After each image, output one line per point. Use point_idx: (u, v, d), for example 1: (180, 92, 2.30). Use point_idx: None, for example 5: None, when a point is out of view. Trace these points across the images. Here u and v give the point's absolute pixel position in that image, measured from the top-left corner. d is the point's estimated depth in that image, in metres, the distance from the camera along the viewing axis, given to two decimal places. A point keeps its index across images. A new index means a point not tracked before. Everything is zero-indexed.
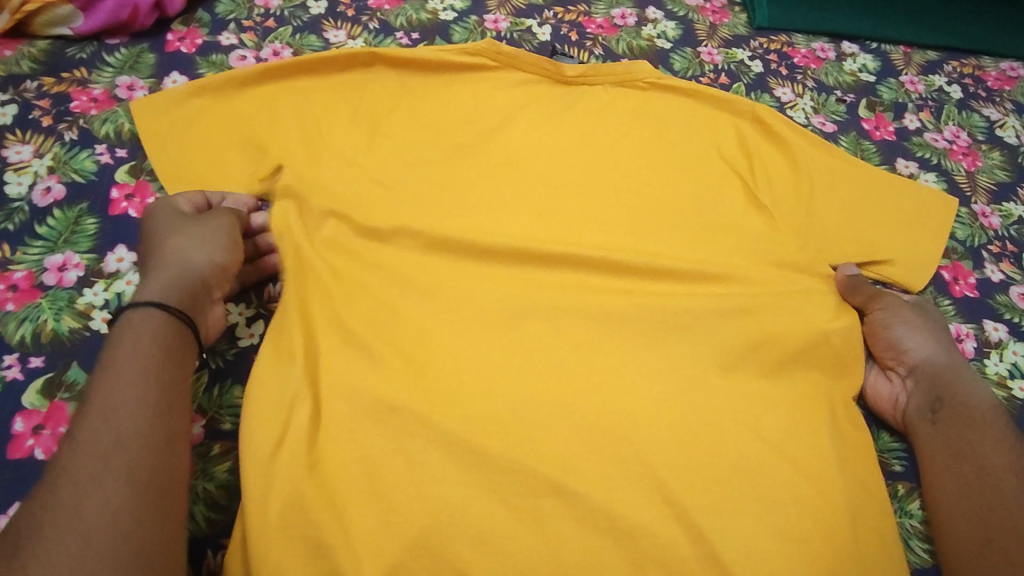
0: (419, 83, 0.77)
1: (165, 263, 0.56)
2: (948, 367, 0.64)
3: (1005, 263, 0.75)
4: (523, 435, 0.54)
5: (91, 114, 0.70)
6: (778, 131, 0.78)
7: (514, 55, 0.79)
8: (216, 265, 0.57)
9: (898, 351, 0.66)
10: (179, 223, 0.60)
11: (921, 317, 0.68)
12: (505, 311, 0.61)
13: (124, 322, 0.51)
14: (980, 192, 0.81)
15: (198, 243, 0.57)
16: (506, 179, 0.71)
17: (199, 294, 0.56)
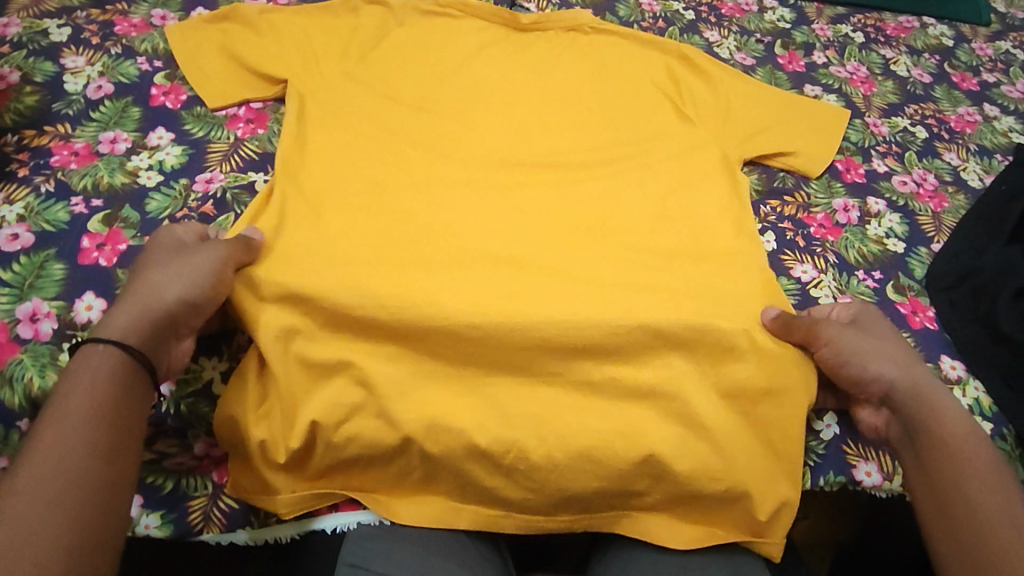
0: (402, 15, 0.92)
1: (137, 293, 0.58)
2: (912, 388, 0.64)
3: (890, 159, 0.91)
4: (484, 269, 0.70)
5: (131, 36, 0.85)
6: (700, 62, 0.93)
7: (476, 8, 0.95)
8: (189, 303, 0.60)
9: (861, 386, 0.66)
10: (165, 255, 0.62)
11: (865, 339, 0.67)
12: (473, 184, 0.77)
13: (83, 357, 0.53)
14: (872, 109, 0.97)
15: (170, 275, 0.60)
16: (475, 87, 0.86)
17: (163, 328, 0.58)
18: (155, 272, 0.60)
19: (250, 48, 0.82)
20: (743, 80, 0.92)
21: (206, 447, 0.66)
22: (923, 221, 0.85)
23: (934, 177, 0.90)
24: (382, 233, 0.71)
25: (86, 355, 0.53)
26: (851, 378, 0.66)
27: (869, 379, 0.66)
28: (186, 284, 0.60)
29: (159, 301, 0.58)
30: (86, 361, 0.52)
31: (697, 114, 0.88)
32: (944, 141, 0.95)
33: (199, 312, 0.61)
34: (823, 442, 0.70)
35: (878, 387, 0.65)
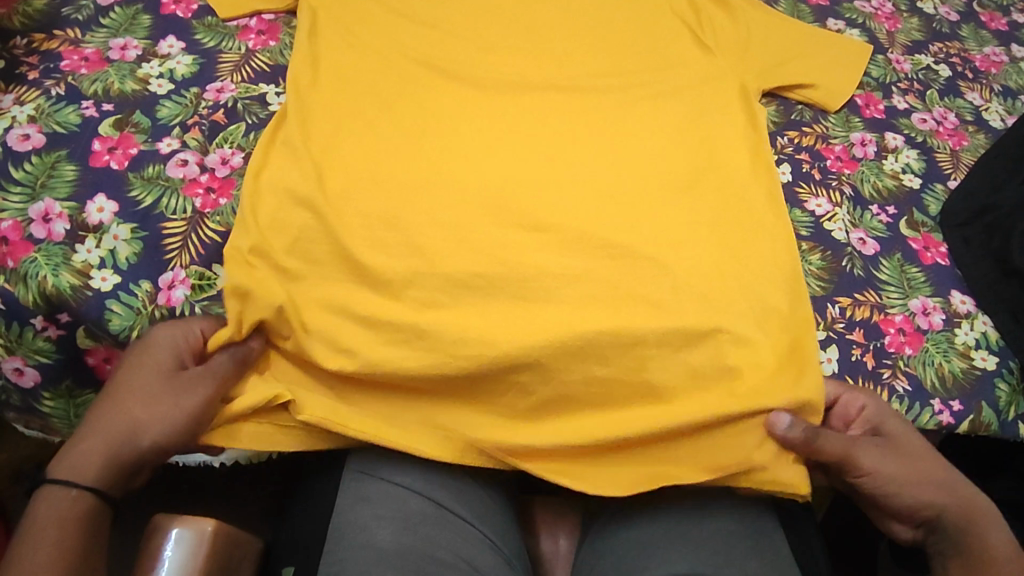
0: None
1: (112, 429, 0.56)
2: (961, 510, 0.62)
3: (911, 96, 0.89)
4: (496, 186, 0.70)
5: None
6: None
7: None
8: (165, 440, 0.56)
9: (908, 511, 0.62)
10: (153, 373, 0.57)
11: (911, 461, 0.62)
12: (485, 103, 0.76)
13: (45, 506, 0.53)
14: (896, 46, 0.95)
15: (154, 416, 0.56)
16: (490, 8, 0.84)
17: (129, 467, 0.56)
18: (143, 399, 0.56)
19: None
20: (763, 11, 0.90)
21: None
22: (941, 158, 0.83)
23: (954, 116, 0.88)
24: (392, 146, 0.70)
25: (43, 505, 0.53)
26: (899, 502, 0.62)
27: (918, 502, 0.62)
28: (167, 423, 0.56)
29: (131, 440, 0.56)
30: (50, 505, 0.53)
31: (717, 42, 0.86)
32: (968, 80, 0.93)
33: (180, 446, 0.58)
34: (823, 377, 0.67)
35: (926, 509, 0.62)
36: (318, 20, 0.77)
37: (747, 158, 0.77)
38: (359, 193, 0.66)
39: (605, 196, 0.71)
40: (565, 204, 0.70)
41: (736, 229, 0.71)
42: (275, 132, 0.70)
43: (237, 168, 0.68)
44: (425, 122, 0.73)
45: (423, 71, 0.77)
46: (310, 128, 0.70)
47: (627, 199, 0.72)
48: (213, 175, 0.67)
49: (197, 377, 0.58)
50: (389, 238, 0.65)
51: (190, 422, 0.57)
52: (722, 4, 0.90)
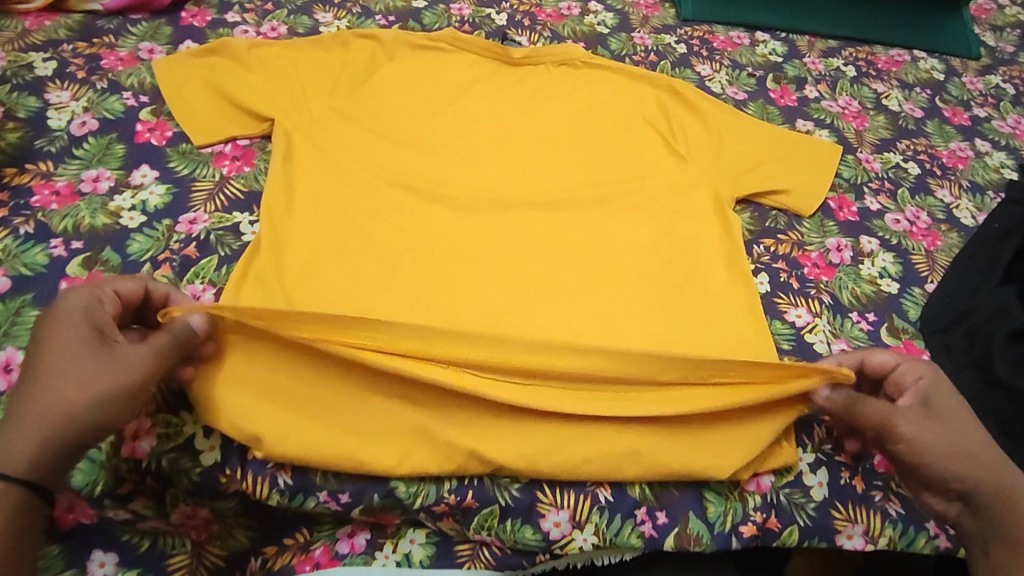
0: (394, 49, 0.91)
1: (45, 410, 0.51)
2: (995, 490, 0.58)
3: (882, 197, 0.90)
4: (472, 314, 0.69)
5: (118, 70, 0.84)
6: (691, 99, 0.93)
7: (467, 40, 0.93)
8: (100, 426, 0.53)
9: (937, 484, 0.60)
10: (70, 348, 0.53)
11: (955, 429, 0.60)
12: (461, 224, 0.76)
13: None
14: (865, 145, 0.97)
15: (86, 398, 0.52)
16: (465, 124, 0.85)
17: (67, 453, 0.52)
18: (66, 382, 0.52)
19: (237, 81, 0.82)
20: (735, 118, 0.92)
21: (182, 517, 0.61)
22: (917, 260, 0.83)
23: (927, 215, 0.89)
24: (367, 271, 0.70)
25: None
26: (933, 471, 0.59)
27: (950, 477, 0.59)
28: (101, 407, 0.52)
29: (67, 426, 0.51)
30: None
31: (689, 150, 0.87)
32: (937, 177, 0.94)
33: (115, 428, 0.54)
34: (815, 503, 0.64)
35: (960, 485, 0.59)
36: (292, 143, 0.77)
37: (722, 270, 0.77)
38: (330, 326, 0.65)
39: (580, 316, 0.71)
40: (542, 323, 0.70)
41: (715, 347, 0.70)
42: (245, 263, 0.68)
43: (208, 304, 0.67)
44: (399, 247, 0.72)
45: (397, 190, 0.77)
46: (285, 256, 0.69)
47: (602, 317, 0.71)
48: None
49: (130, 355, 0.54)
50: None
51: (130, 402, 0.53)
52: (694, 111, 0.92)
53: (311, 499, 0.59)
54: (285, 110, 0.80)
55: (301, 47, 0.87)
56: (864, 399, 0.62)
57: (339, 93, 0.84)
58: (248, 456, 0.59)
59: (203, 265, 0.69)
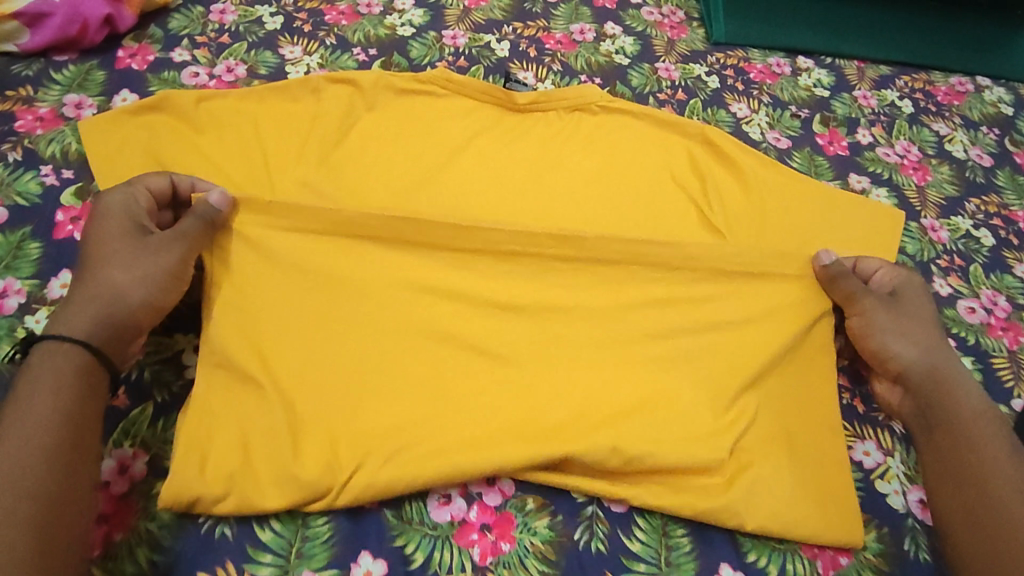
0: (374, 94, 0.75)
1: (93, 292, 0.54)
2: (930, 372, 0.62)
3: (953, 277, 0.77)
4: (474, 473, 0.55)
5: (36, 134, 0.68)
6: (730, 154, 0.77)
7: (464, 82, 0.77)
8: (151, 305, 0.55)
9: (878, 361, 0.65)
10: (118, 240, 0.56)
11: (912, 329, 0.65)
12: None
13: (41, 359, 0.50)
14: (929, 208, 0.83)
15: (136, 275, 0.55)
16: (463, 197, 0.70)
17: (120, 338, 0.54)
18: (116, 266, 0.55)
19: (188, 153, 0.67)
20: (779, 174, 0.77)
21: None
22: (999, 365, 0.70)
23: (1005, 300, 0.76)
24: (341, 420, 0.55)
25: (39, 361, 0.50)
26: (873, 342, 0.65)
27: (886, 352, 0.64)
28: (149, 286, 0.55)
29: (118, 305, 0.54)
30: (42, 363, 0.50)
31: (727, 223, 0.74)
32: (1013, 249, 0.81)
33: (160, 313, 0.57)
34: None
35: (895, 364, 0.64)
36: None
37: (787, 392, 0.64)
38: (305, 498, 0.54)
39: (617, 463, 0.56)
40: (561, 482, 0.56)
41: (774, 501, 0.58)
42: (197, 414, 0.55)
43: (139, 477, 0.54)
44: (383, 369, 0.57)
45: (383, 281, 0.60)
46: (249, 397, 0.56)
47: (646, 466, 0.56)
48: (107, 492, 0.53)
49: (162, 240, 0.56)
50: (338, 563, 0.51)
51: (170, 282, 0.56)
52: (737, 173, 0.77)
53: None
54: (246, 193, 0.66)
55: (262, 100, 0.72)
56: (847, 275, 0.65)
57: (308, 162, 0.69)
58: None
59: (134, 418, 0.56)
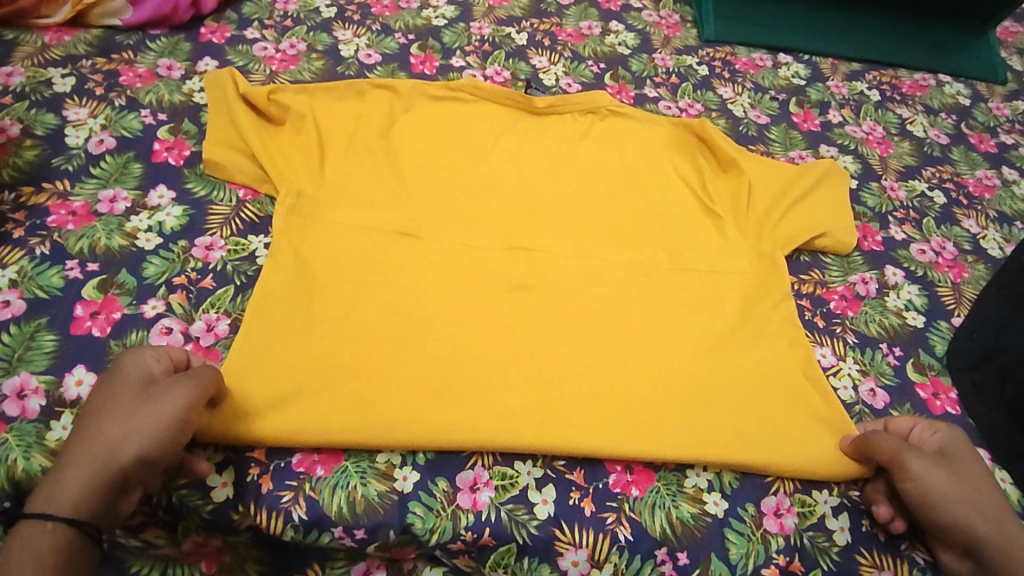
0: (411, 88, 0.86)
1: (86, 451, 0.52)
2: (1001, 543, 0.58)
3: (907, 226, 0.88)
4: (492, 344, 0.67)
5: (137, 87, 0.83)
6: (716, 140, 0.87)
7: (491, 91, 0.88)
8: (140, 464, 0.52)
9: (945, 534, 0.60)
10: (124, 395, 0.54)
11: (962, 484, 0.60)
12: (482, 247, 0.74)
13: (24, 534, 0.49)
14: (889, 173, 0.95)
15: (128, 435, 0.52)
16: (486, 144, 0.84)
17: (109, 500, 0.52)
18: (109, 424, 0.53)
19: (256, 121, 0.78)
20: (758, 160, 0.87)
21: (194, 545, 0.60)
22: (943, 293, 0.82)
23: (953, 246, 0.87)
24: (385, 323, 0.67)
25: (20, 535, 0.49)
26: (934, 518, 0.60)
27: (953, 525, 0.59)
28: (142, 445, 0.52)
29: (107, 466, 0.51)
30: (24, 540, 0.49)
31: (721, 207, 0.83)
32: (963, 207, 0.93)
33: (154, 471, 0.54)
34: (837, 547, 0.62)
35: (965, 537, 0.59)
36: (302, 205, 0.73)
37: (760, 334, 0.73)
38: (339, 395, 0.62)
39: (607, 358, 0.68)
40: (558, 384, 0.65)
41: (749, 401, 0.68)
42: (252, 327, 0.64)
43: (222, 335, 0.65)
44: (421, 269, 0.71)
45: (429, 210, 0.76)
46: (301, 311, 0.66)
47: (632, 362, 0.68)
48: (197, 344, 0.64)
49: (160, 394, 0.54)
50: (375, 429, 0.60)
51: (164, 438, 0.53)
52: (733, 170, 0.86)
53: (328, 535, 0.58)
54: (301, 177, 0.76)
55: (315, 96, 0.83)
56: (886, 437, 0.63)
57: (356, 151, 0.79)
58: (263, 492, 0.58)
59: (218, 295, 0.68)
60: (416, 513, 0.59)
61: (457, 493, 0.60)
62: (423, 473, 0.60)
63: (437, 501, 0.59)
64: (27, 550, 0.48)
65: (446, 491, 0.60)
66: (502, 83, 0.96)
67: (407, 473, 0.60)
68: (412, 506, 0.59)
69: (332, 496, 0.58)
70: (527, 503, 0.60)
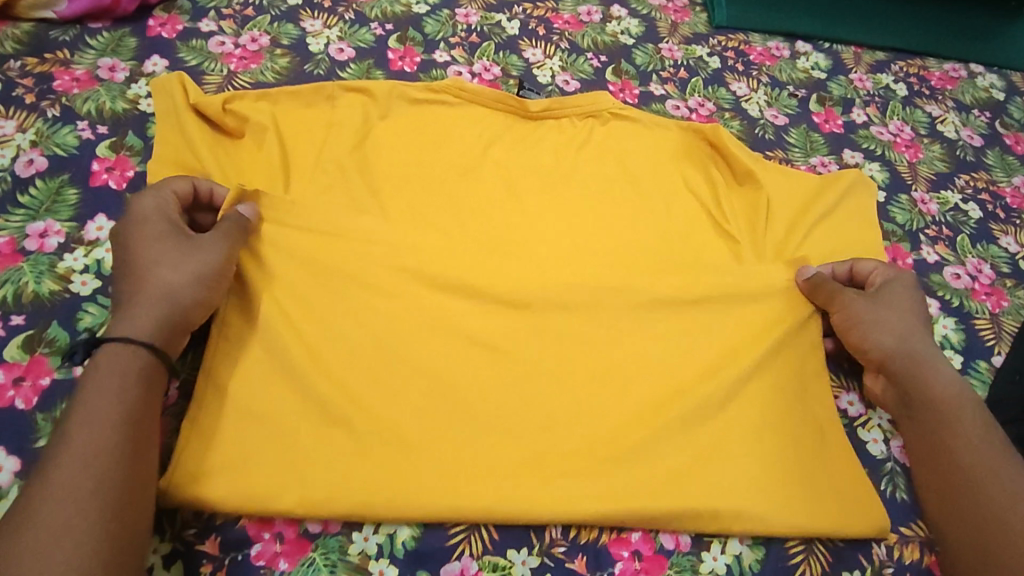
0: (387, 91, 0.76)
1: (151, 289, 0.55)
2: (908, 357, 0.64)
3: (940, 246, 0.80)
4: (481, 404, 0.59)
5: (73, 93, 0.73)
6: (733, 151, 0.77)
7: (478, 92, 0.78)
8: (204, 300, 0.57)
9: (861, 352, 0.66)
10: (171, 240, 0.57)
11: (886, 312, 0.66)
12: (469, 281, 0.65)
13: (107, 360, 0.51)
14: (920, 181, 0.86)
15: (188, 271, 0.56)
16: (474, 157, 0.74)
17: (179, 329, 0.55)
18: (165, 261, 0.56)
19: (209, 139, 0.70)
20: (779, 171, 0.78)
21: None
22: (981, 326, 0.74)
23: (990, 268, 0.79)
24: (355, 381, 0.58)
25: (97, 364, 0.50)
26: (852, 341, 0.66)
27: (867, 343, 0.65)
28: (201, 281, 0.56)
29: (173, 297, 0.55)
30: (100, 382, 0.49)
31: (737, 228, 0.74)
32: (1000, 221, 0.84)
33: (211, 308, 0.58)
34: None
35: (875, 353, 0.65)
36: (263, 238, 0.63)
37: (785, 380, 0.65)
38: (308, 479, 0.54)
39: (613, 420, 0.60)
40: (556, 455, 0.58)
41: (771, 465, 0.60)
42: (209, 396, 0.56)
43: (172, 402, 0.58)
44: (400, 314, 0.62)
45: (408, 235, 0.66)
46: (264, 367, 0.58)
47: (638, 423, 0.60)
48: None
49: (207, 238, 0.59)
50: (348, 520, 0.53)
51: (218, 275, 0.58)
52: (750, 184, 0.76)
53: None
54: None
55: (278, 103, 0.73)
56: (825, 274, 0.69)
57: (326, 168, 0.69)
58: None
59: None
60: None
61: None
62: (402, 567, 0.54)
63: None
64: (100, 394, 0.49)
65: None
66: (491, 81, 0.86)
67: (383, 567, 0.53)
68: None
69: None
70: None
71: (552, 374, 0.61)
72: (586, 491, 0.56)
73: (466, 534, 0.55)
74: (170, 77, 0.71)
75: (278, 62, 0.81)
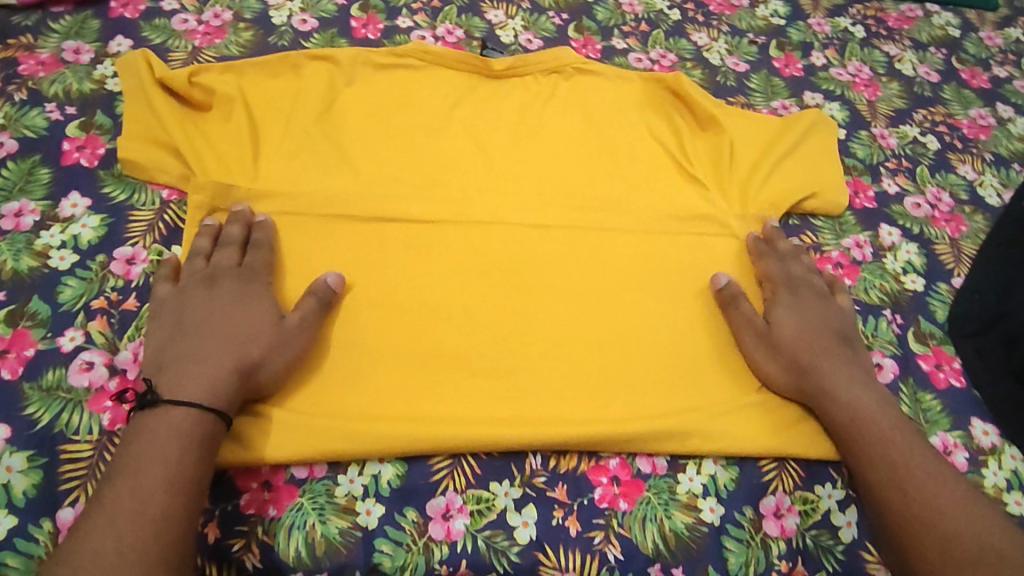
0: (352, 57, 0.77)
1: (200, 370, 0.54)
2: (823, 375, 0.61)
3: (900, 177, 0.82)
4: (458, 350, 0.61)
5: (39, 76, 0.73)
6: (694, 97, 0.79)
7: (442, 53, 0.79)
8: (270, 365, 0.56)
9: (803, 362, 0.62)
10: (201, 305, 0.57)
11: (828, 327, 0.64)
12: (440, 236, 0.67)
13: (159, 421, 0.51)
14: (879, 118, 0.88)
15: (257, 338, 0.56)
16: (440, 117, 0.75)
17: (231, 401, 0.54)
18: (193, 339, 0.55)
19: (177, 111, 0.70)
20: (740, 114, 0.80)
21: None
22: (942, 251, 0.77)
23: (949, 196, 0.82)
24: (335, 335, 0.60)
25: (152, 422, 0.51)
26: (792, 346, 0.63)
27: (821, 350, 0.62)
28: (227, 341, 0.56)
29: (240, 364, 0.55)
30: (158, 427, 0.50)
31: (701, 170, 0.76)
32: (957, 151, 0.87)
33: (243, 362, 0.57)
34: (843, 545, 0.59)
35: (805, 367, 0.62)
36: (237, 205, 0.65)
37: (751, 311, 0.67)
38: (295, 429, 0.56)
39: (587, 358, 0.62)
40: (533, 393, 0.60)
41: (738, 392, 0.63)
42: None
43: None
44: (375, 271, 0.64)
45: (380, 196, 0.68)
46: None
47: (611, 360, 0.63)
48: (121, 376, 0.57)
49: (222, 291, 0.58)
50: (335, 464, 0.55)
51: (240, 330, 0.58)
52: (713, 128, 0.78)
53: None
54: (234, 170, 0.68)
55: (244, 74, 0.74)
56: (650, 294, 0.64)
57: (295, 135, 0.70)
58: (212, 542, 0.53)
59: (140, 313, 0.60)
60: (383, 551, 0.54)
61: (428, 524, 0.55)
62: (389, 505, 0.56)
63: (407, 535, 0.55)
64: (157, 435, 0.50)
65: (417, 522, 0.55)
66: (454, 44, 0.87)
67: (370, 507, 0.55)
68: (379, 544, 0.54)
69: (288, 540, 0.53)
70: (506, 526, 0.56)
71: (527, 319, 0.64)
72: (563, 425, 0.59)
73: (449, 471, 0.57)
74: (135, 53, 0.72)
75: (241, 35, 0.82)
